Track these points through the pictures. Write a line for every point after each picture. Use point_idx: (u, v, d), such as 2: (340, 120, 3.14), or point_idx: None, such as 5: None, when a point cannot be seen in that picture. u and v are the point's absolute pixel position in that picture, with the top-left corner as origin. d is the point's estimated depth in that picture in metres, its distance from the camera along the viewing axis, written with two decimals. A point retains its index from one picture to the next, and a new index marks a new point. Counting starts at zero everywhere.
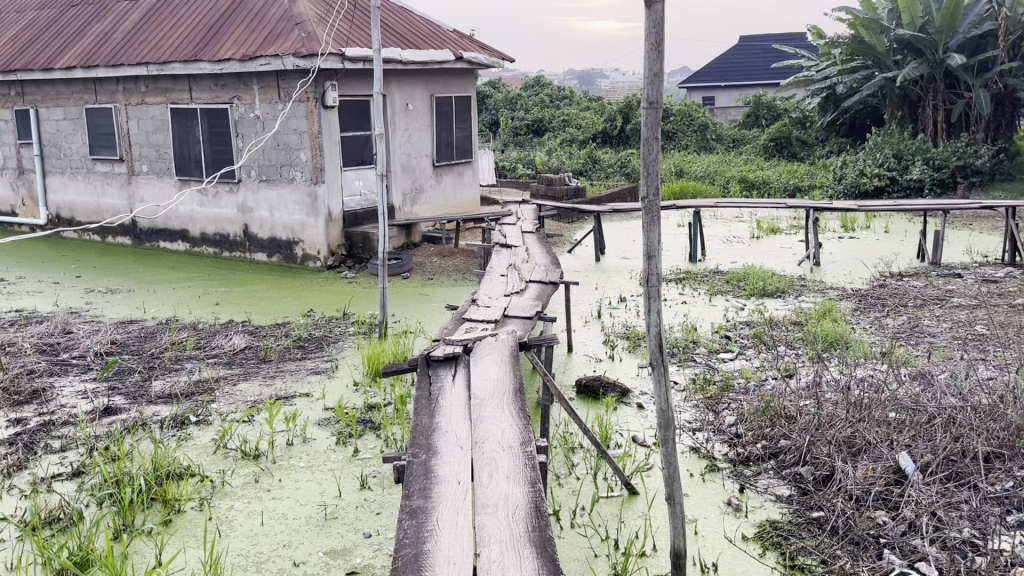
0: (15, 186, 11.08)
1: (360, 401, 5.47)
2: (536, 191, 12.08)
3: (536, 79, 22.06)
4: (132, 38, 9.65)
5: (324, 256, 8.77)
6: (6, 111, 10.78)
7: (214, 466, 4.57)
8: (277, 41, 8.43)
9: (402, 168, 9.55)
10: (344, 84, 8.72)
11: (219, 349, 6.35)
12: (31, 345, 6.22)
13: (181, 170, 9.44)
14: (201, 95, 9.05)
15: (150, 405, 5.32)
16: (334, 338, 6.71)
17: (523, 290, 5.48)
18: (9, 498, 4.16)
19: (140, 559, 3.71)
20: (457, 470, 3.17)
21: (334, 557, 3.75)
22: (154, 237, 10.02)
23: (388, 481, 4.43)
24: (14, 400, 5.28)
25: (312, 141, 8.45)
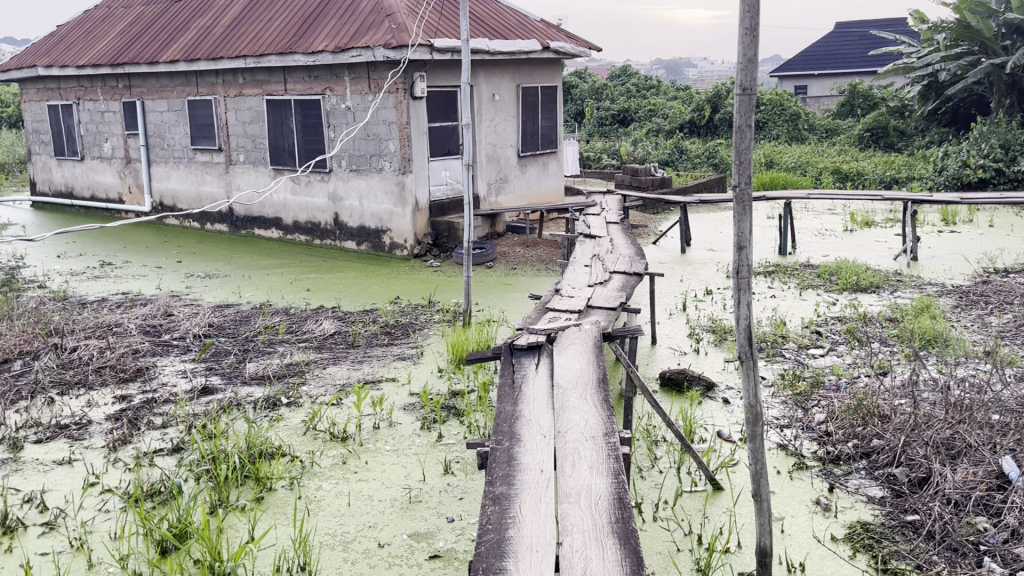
0: (122, 175, 11.61)
1: (444, 387, 5.55)
2: (621, 182, 11.98)
3: (623, 68, 21.84)
4: (231, 31, 9.99)
5: (411, 245, 8.92)
6: (115, 104, 11.31)
7: (304, 447, 4.71)
8: (368, 33, 8.59)
9: (488, 158, 9.61)
10: (433, 75, 8.83)
11: (310, 333, 6.53)
12: (135, 326, 6.53)
13: (275, 160, 9.73)
14: (295, 87, 9.31)
15: (244, 386, 5.52)
16: (419, 326, 6.82)
17: (607, 281, 5.45)
18: (115, 470, 4.38)
19: (234, 534, 3.85)
20: (540, 459, 3.18)
21: (418, 540, 3.82)
22: (249, 225, 10.36)
23: (471, 467, 4.48)
24: (120, 377, 5.56)
25: (401, 131, 8.58)
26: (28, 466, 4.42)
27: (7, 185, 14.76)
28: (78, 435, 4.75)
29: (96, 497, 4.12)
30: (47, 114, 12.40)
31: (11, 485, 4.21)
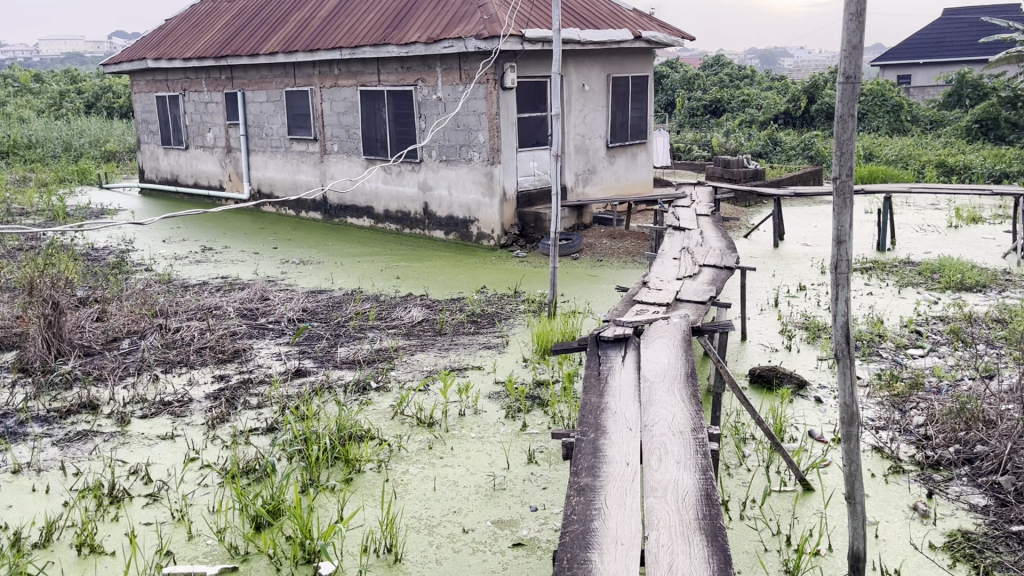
0: (223, 163, 12.05)
1: (529, 377, 5.57)
2: (712, 173, 11.75)
3: (716, 58, 21.41)
4: (328, 23, 10.23)
5: (498, 235, 8.97)
6: (217, 95, 11.74)
7: (391, 430, 4.81)
8: (460, 24, 8.66)
9: (577, 149, 9.57)
10: (523, 65, 8.86)
11: (399, 320, 6.65)
12: (234, 309, 6.78)
13: (368, 150, 9.93)
14: (388, 78, 9.47)
15: (335, 369, 5.67)
16: (505, 315, 6.86)
17: (697, 274, 5.36)
18: (214, 446, 4.57)
19: (324, 512, 3.97)
20: (626, 452, 3.16)
21: (502, 527, 3.85)
22: (342, 213, 10.61)
23: (555, 457, 4.49)
24: (219, 357, 5.79)
25: (490, 122, 8.64)
26: (134, 439, 4.65)
27: (118, 173, 15.52)
28: (180, 412, 4.97)
29: (196, 472, 4.30)
30: (156, 104, 12.97)
31: (119, 457, 4.44)
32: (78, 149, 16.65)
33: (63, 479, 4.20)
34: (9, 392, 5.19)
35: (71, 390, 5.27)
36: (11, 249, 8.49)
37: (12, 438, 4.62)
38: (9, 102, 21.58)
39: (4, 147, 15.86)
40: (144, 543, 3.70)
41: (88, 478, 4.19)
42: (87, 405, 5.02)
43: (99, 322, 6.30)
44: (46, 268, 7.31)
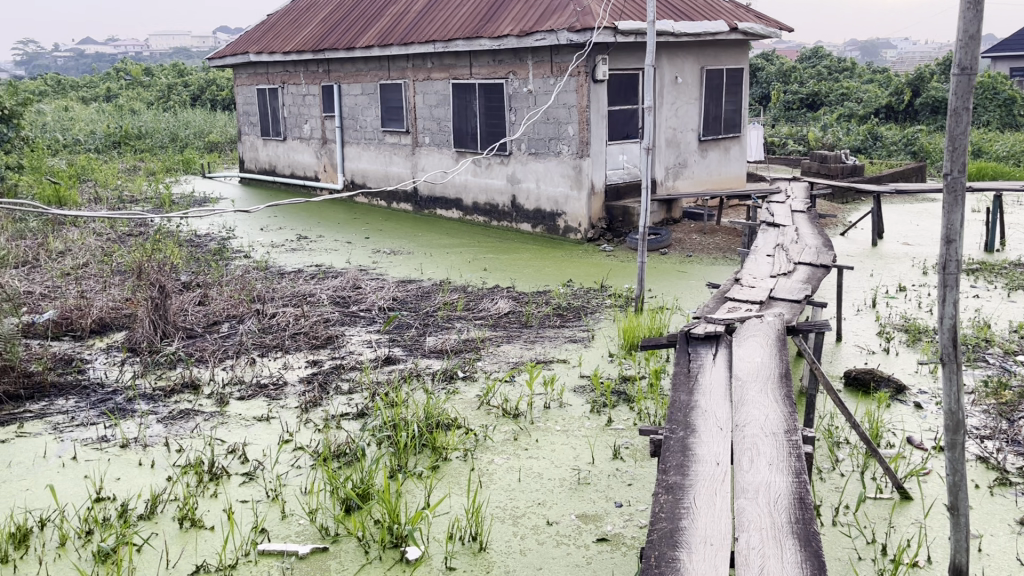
0: (318, 154, 12.37)
1: (615, 372, 5.54)
2: (808, 168, 11.41)
3: (814, 50, 20.77)
4: (422, 17, 10.36)
5: (585, 229, 8.93)
6: (314, 88, 12.06)
7: (478, 420, 4.86)
8: (553, 17, 8.64)
9: (668, 142, 9.44)
10: (615, 58, 8.78)
11: (486, 312, 6.71)
12: (327, 297, 6.96)
13: (458, 143, 10.03)
14: (480, 71, 9.53)
15: (424, 358, 5.76)
16: (592, 309, 6.83)
17: (791, 272, 5.22)
18: (307, 429, 4.71)
19: (412, 498, 4.04)
20: (717, 451, 3.11)
21: (586, 522, 3.85)
22: (431, 205, 10.76)
23: (641, 453, 4.45)
24: (313, 343, 5.96)
25: (581, 114, 8.61)
26: (232, 420, 4.83)
27: (220, 163, 16.13)
28: (276, 395, 5.14)
29: (289, 453, 4.44)
30: (256, 97, 13.41)
31: (219, 436, 4.62)
32: (184, 139, 17.37)
33: (167, 455, 4.40)
34: (119, 369, 5.46)
35: (175, 370, 5.51)
36: (121, 234, 8.94)
37: (121, 414, 4.87)
38: (121, 95, 22.70)
39: (116, 137, 16.68)
40: (240, 520, 3.84)
41: (190, 455, 4.38)
42: (189, 385, 5.24)
43: (201, 306, 6.56)
44: (154, 253, 7.67)
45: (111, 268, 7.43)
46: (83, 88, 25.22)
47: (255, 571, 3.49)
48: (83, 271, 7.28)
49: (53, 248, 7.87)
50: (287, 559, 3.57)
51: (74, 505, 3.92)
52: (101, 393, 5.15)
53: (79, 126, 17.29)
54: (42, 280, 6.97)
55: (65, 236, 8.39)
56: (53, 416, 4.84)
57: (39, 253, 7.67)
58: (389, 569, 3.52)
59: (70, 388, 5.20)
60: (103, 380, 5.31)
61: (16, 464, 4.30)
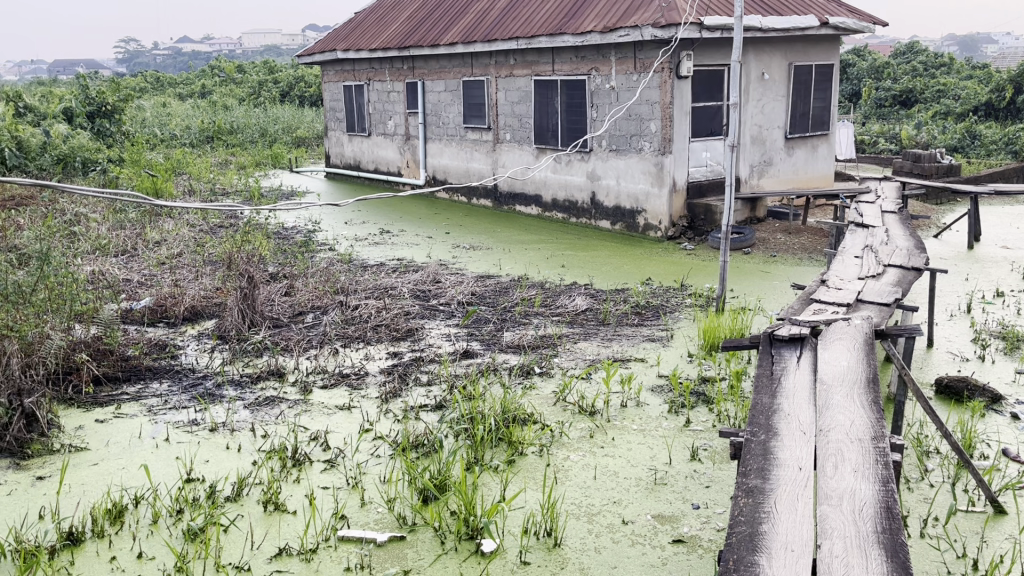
0: (401, 150, 12.57)
1: (694, 372, 5.47)
2: (900, 168, 11.00)
3: (910, 45, 20.04)
4: (506, 14, 10.41)
5: (665, 227, 8.83)
6: (399, 84, 12.25)
7: (554, 416, 4.86)
8: (637, 12, 8.58)
9: (752, 140, 9.25)
10: (700, 54, 8.65)
11: (563, 308, 6.71)
12: (408, 290, 7.07)
13: (539, 139, 10.04)
14: (563, 67, 9.54)
15: (501, 353, 5.80)
16: (671, 308, 6.75)
17: (880, 274, 5.05)
18: (387, 419, 4.80)
19: (488, 491, 4.07)
20: (799, 456, 3.03)
21: (663, 522, 3.81)
22: (511, 201, 10.80)
23: (720, 456, 4.38)
24: (394, 335, 6.07)
25: (664, 111, 8.52)
26: (315, 408, 4.96)
27: (307, 157, 16.57)
28: (357, 385, 5.26)
29: (369, 442, 4.53)
30: (343, 94, 13.71)
31: (302, 423, 4.75)
32: (273, 134, 17.89)
33: (253, 440, 4.55)
34: (209, 355, 5.67)
35: (261, 358, 5.69)
36: (213, 225, 9.27)
37: (210, 399, 5.06)
38: (215, 91, 23.51)
39: (210, 132, 17.30)
40: (322, 505, 3.94)
41: (274, 440, 4.52)
42: (274, 372, 5.41)
43: (287, 297, 6.75)
44: (243, 244, 7.93)
45: (203, 258, 7.71)
46: (180, 85, 26.24)
47: (334, 556, 3.58)
48: (178, 260, 7.58)
49: (150, 238, 8.21)
50: (366, 545, 3.65)
51: (166, 484, 4.10)
52: (193, 377, 5.37)
53: (175, 121, 18.01)
54: (140, 268, 7.29)
55: (161, 226, 8.75)
56: (148, 399, 5.06)
57: (137, 243, 8.03)
58: (465, 560, 3.56)
59: (164, 371, 5.43)
60: (194, 366, 5.53)
61: (113, 443, 4.51)
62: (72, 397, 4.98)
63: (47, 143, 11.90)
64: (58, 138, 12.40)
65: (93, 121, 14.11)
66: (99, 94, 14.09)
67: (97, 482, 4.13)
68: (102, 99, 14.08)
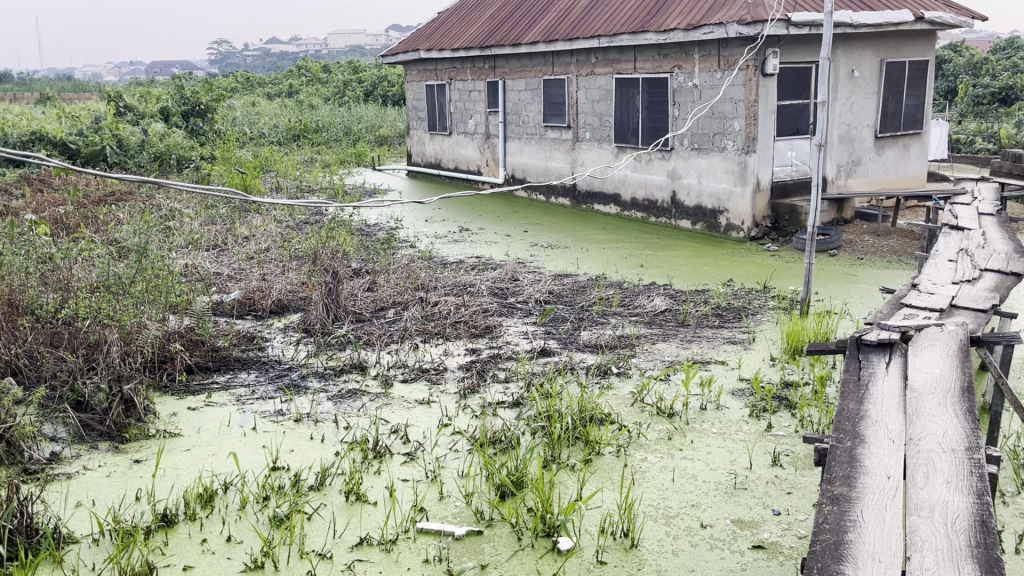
0: (482, 149, 12.67)
1: (776, 376, 5.36)
2: (999, 168, 10.53)
3: (1011, 41, 19.17)
4: (588, 12, 10.39)
5: (748, 227, 8.67)
6: (480, 83, 12.36)
7: (632, 416, 4.84)
8: (722, 9, 8.46)
9: (841, 138, 8.99)
10: (787, 51, 8.47)
11: (642, 308, 6.66)
12: (486, 288, 7.13)
13: (620, 138, 9.98)
14: (645, 65, 9.47)
15: (578, 352, 5.80)
16: (753, 310, 6.63)
17: (976, 279, 4.86)
18: (465, 414, 4.86)
19: (565, 490, 4.08)
20: (887, 464, 2.94)
21: (742, 527, 3.75)
22: (590, 200, 10.77)
23: (802, 462, 4.29)
24: (472, 331, 6.13)
25: (748, 109, 8.38)
26: (396, 401, 5.06)
27: (390, 155, 16.85)
28: (436, 380, 5.34)
29: (448, 437, 4.59)
30: (425, 93, 13.90)
31: (383, 416, 4.85)
32: (357, 133, 18.24)
33: (336, 431, 4.67)
34: (294, 348, 5.84)
35: (345, 351, 5.83)
36: (299, 222, 9.53)
37: (296, 390, 5.21)
38: (302, 91, 24.15)
39: (296, 131, 17.76)
40: (402, 497, 4.02)
41: (356, 432, 4.63)
42: (357, 366, 5.53)
43: (370, 292, 6.90)
44: (328, 241, 8.12)
45: (290, 253, 7.93)
46: (269, 85, 26.98)
47: (413, 548, 3.64)
48: (266, 255, 7.82)
49: (240, 233, 8.49)
50: (444, 538, 3.70)
51: (253, 471, 4.23)
52: (279, 368, 5.54)
53: (264, 120, 18.56)
54: (230, 262, 7.55)
55: (250, 222, 9.02)
56: (236, 388, 5.24)
57: (228, 237, 8.31)
58: (541, 557, 3.58)
59: (252, 362, 5.61)
60: (281, 357, 5.70)
61: (204, 430, 4.69)
62: (166, 385, 5.18)
63: (145, 141, 12.44)
64: (155, 136, 12.94)
65: (188, 120, 14.66)
66: (194, 94, 14.65)
67: (190, 467, 4.30)
68: (196, 99, 14.61)
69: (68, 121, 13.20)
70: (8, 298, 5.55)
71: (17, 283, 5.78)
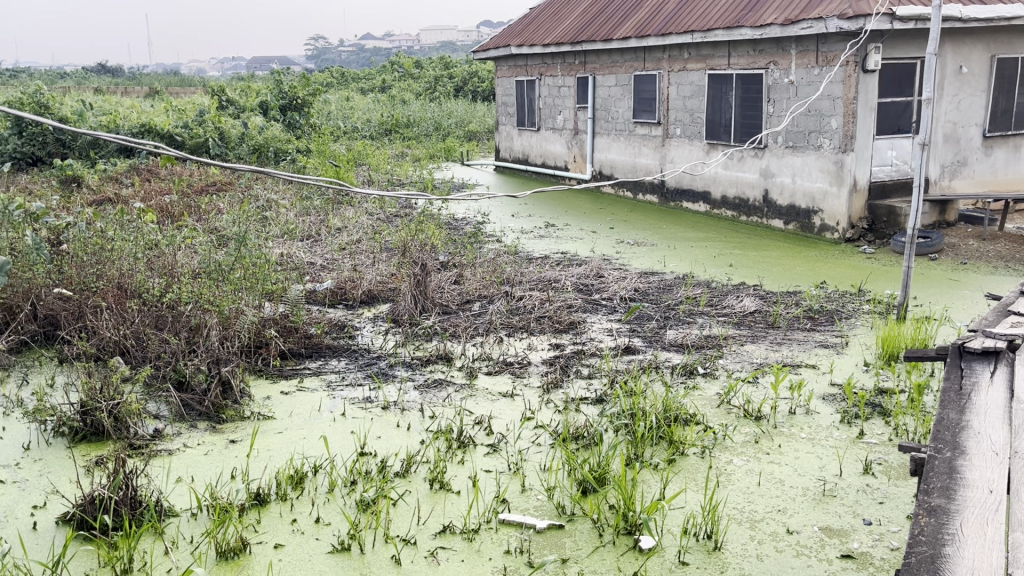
0: (570, 145, 12.64)
1: (870, 383, 5.19)
2: None
3: None
4: (682, 7, 10.25)
5: (843, 228, 8.41)
6: (570, 79, 12.34)
7: (718, 418, 4.76)
8: (822, 4, 8.22)
9: (946, 138, 8.63)
10: (890, 47, 8.18)
11: (730, 309, 6.54)
12: (572, 284, 7.13)
13: (711, 135, 9.81)
14: (739, 61, 9.29)
15: (663, 351, 5.75)
16: (847, 314, 6.43)
17: None
18: (548, 409, 4.88)
19: (647, 489, 4.05)
20: (990, 478, 2.81)
21: (831, 535, 3.66)
22: (678, 198, 10.63)
23: (896, 472, 4.15)
24: (557, 327, 6.14)
25: (847, 107, 8.13)
26: (480, 393, 5.11)
27: (478, 150, 17.00)
28: (520, 373, 5.38)
29: (531, 430, 4.62)
30: (515, 88, 13.96)
31: (467, 407, 4.91)
32: (447, 128, 18.46)
33: (421, 420, 4.76)
34: (383, 337, 5.97)
35: (431, 342, 5.93)
36: (389, 215, 9.72)
37: (384, 378, 5.34)
38: (395, 86, 24.56)
39: (388, 125, 18.08)
40: (485, 488, 4.07)
41: (441, 422, 4.70)
42: (443, 356, 5.62)
43: (457, 285, 6.98)
44: (417, 233, 8.27)
45: (380, 245, 8.10)
46: (363, 81, 27.50)
47: (495, 538, 3.69)
48: (357, 246, 8.01)
49: (333, 225, 8.71)
50: (526, 531, 3.73)
51: (342, 456, 4.35)
52: (368, 357, 5.67)
53: (357, 115, 18.98)
54: (323, 252, 7.76)
55: (342, 214, 9.25)
56: (327, 374, 5.40)
57: (321, 229, 8.54)
58: (622, 555, 3.57)
59: (342, 350, 5.76)
60: (370, 346, 5.84)
61: (296, 414, 4.84)
62: (261, 368, 5.37)
63: (245, 134, 12.93)
64: (255, 129, 13.41)
65: (285, 113, 15.14)
66: (291, 89, 15.12)
67: (283, 449, 4.45)
68: (293, 93, 15.07)
69: (175, 114, 13.81)
70: (119, 281, 5.86)
71: (127, 268, 6.09)
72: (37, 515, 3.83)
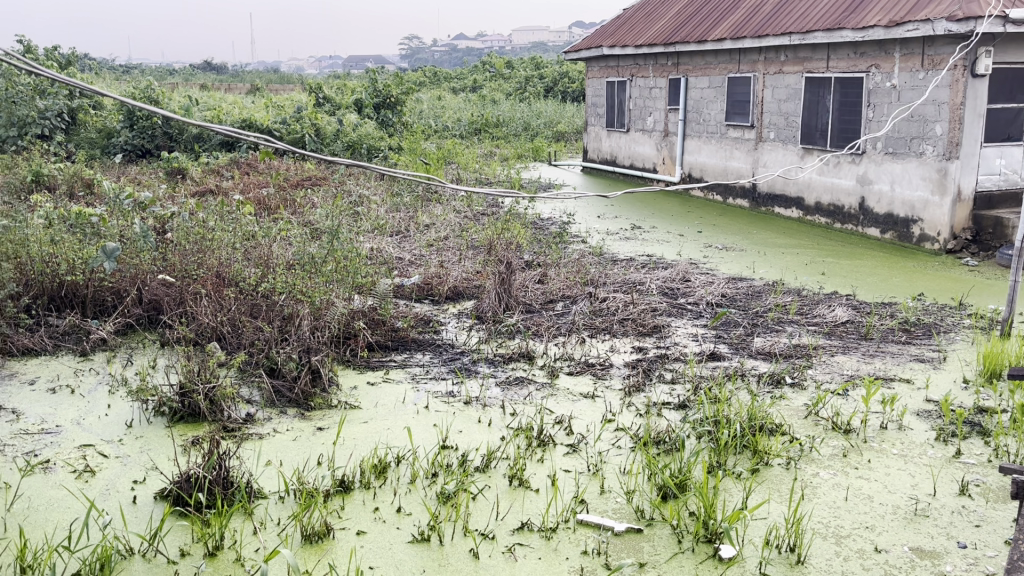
0: (659, 146, 12.51)
1: (970, 401, 4.97)
2: None
3: None
4: (780, 8, 10.01)
5: (944, 239, 8.07)
6: (662, 80, 12.22)
7: (805, 430, 4.64)
8: (930, 5, 7.92)
9: None
10: (1002, 51, 7.83)
11: (821, 318, 6.38)
12: (657, 287, 7.06)
13: (807, 139, 9.57)
14: (839, 64, 9.02)
15: (750, 358, 5.64)
16: (946, 328, 6.18)
17: None
18: (629, 411, 4.85)
19: (729, 497, 3.99)
20: None
21: (922, 557, 3.52)
22: (770, 203, 10.39)
23: (994, 494, 3.97)
24: (640, 330, 6.10)
25: (953, 112, 7.82)
26: (561, 393, 5.12)
27: (566, 151, 16.99)
28: (602, 375, 5.37)
29: (611, 433, 4.60)
30: (605, 89, 13.92)
31: (548, 406, 4.93)
32: (535, 128, 18.52)
33: (502, 417, 4.80)
34: (467, 334, 6.04)
35: (513, 340, 5.97)
36: (477, 213, 9.82)
37: (467, 373, 5.40)
38: (485, 86, 24.81)
39: (478, 125, 18.26)
40: (563, 487, 4.08)
41: (522, 420, 4.73)
42: (525, 355, 5.65)
43: (541, 284, 7.00)
44: (503, 232, 8.33)
45: (467, 242, 8.19)
46: (454, 80, 27.92)
47: (573, 538, 3.69)
48: (444, 243, 8.12)
49: (422, 221, 8.85)
50: (604, 532, 3.72)
51: (424, 448, 4.43)
52: (452, 352, 5.75)
53: (448, 114, 19.24)
54: (411, 248, 7.90)
55: (431, 211, 9.40)
56: (412, 367, 5.51)
57: (410, 225, 8.70)
58: (701, 562, 3.52)
59: (427, 344, 5.86)
60: (454, 342, 5.91)
61: (381, 405, 4.95)
62: (349, 359, 5.52)
63: (340, 131, 13.30)
64: (349, 126, 13.74)
65: (379, 111, 15.46)
66: (385, 87, 15.44)
67: (367, 439, 4.56)
68: (387, 92, 15.40)
69: (274, 109, 14.29)
70: (217, 270, 6.09)
71: (226, 257, 6.34)
72: (137, 489, 4.02)
